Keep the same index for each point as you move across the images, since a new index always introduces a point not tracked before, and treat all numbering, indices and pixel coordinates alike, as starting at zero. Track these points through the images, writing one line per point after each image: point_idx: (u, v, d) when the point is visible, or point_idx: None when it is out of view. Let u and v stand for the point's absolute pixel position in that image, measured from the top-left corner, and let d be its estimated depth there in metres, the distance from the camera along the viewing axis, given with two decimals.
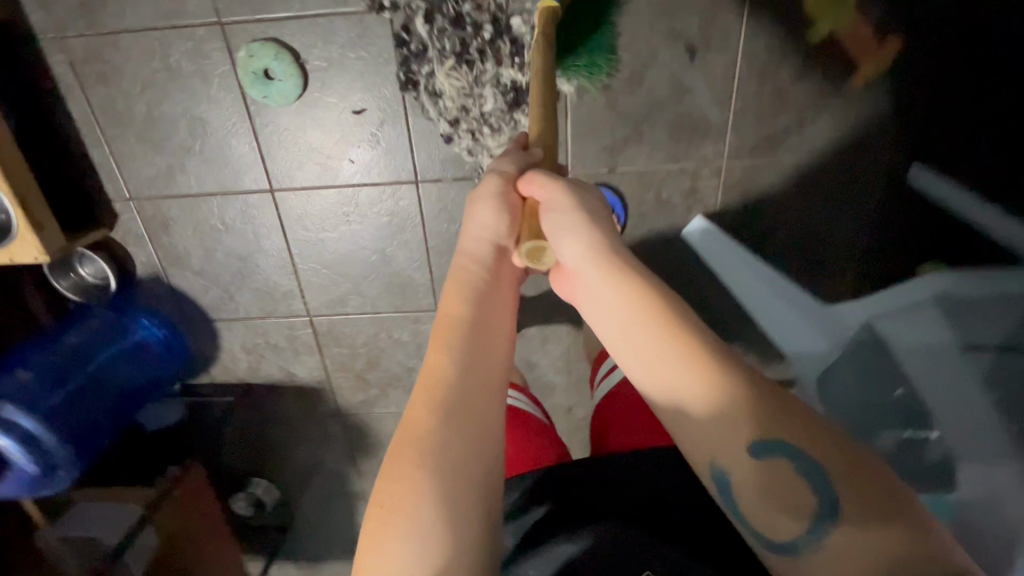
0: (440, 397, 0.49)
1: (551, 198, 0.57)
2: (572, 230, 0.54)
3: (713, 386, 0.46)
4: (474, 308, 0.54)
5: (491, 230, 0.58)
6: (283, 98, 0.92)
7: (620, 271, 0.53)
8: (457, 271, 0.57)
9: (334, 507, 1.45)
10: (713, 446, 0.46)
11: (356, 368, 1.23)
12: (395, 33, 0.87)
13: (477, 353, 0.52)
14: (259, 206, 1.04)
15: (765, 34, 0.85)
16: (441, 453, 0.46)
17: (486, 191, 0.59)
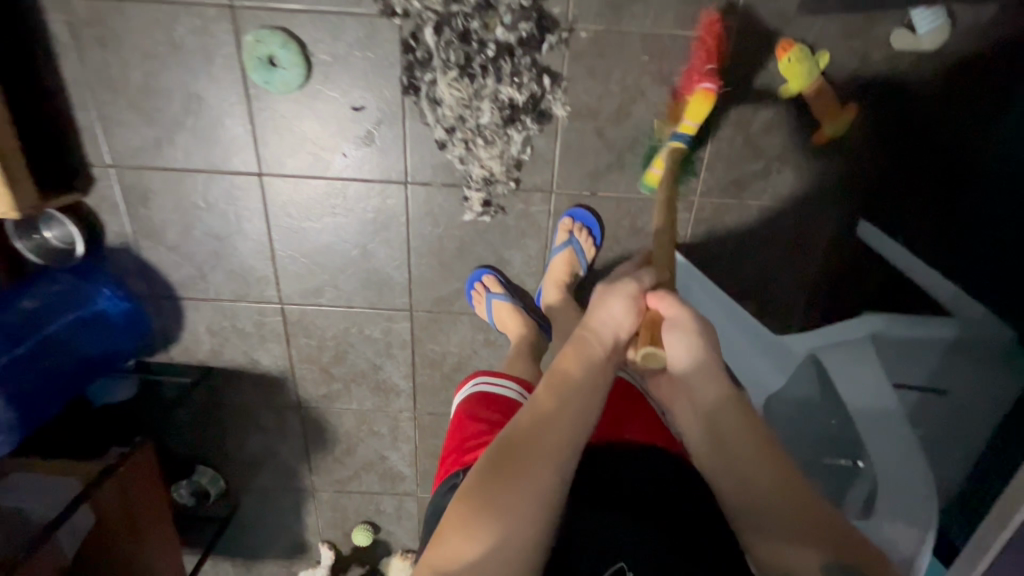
0: (540, 434, 0.63)
1: (670, 315, 0.74)
2: (687, 345, 0.71)
3: (750, 427, 0.65)
4: (591, 373, 0.69)
5: (619, 320, 0.74)
6: (285, 86, 0.94)
7: (715, 379, 0.69)
8: (583, 339, 0.73)
9: (281, 503, 1.42)
10: (750, 512, 0.61)
11: (322, 361, 1.22)
12: (403, 39, 0.91)
13: (585, 403, 0.67)
14: (244, 188, 1.05)
15: (742, 86, 0.94)
16: (542, 470, 0.60)
17: (621, 289, 0.76)
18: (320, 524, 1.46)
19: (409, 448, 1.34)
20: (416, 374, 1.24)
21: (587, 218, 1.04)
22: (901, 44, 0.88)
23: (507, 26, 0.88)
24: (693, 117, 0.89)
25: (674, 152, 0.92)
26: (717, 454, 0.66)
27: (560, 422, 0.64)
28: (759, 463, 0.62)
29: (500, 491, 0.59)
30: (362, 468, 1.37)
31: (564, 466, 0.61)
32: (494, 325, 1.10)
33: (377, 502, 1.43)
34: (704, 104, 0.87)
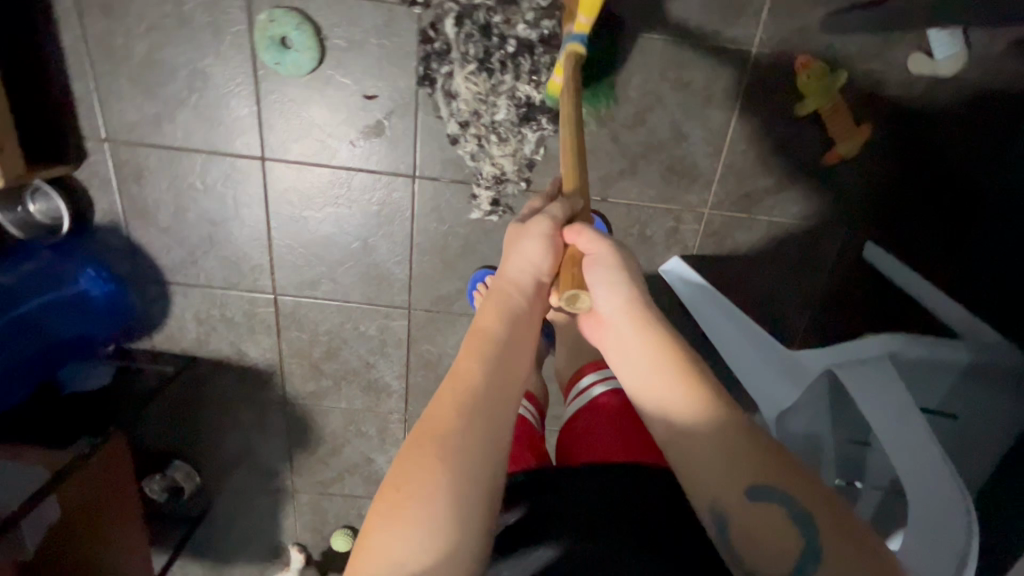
0: (465, 400, 0.52)
1: (593, 253, 0.60)
2: (611, 283, 0.58)
3: (688, 374, 0.53)
4: (509, 326, 0.57)
5: (535, 266, 0.60)
6: (297, 69, 0.91)
7: (651, 318, 0.57)
8: (497, 291, 0.60)
9: (259, 503, 1.37)
10: (715, 489, 0.49)
11: (312, 357, 1.18)
12: (422, 29, 0.89)
13: (505, 361, 0.55)
14: (245, 172, 1.01)
15: (759, 100, 0.93)
16: (466, 450, 0.50)
17: (535, 228, 0.61)
18: (298, 526, 1.41)
19: (397, 452, 1.30)
20: (410, 375, 1.20)
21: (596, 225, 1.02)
22: (916, 67, 0.89)
23: (530, 23, 0.87)
24: (585, 12, 0.76)
25: (572, 55, 0.77)
26: (656, 411, 0.54)
27: (480, 386, 0.53)
28: (706, 421, 0.51)
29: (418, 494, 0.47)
30: (347, 470, 1.32)
31: (498, 433, 0.52)
32: None
33: (360, 506, 1.38)
34: None
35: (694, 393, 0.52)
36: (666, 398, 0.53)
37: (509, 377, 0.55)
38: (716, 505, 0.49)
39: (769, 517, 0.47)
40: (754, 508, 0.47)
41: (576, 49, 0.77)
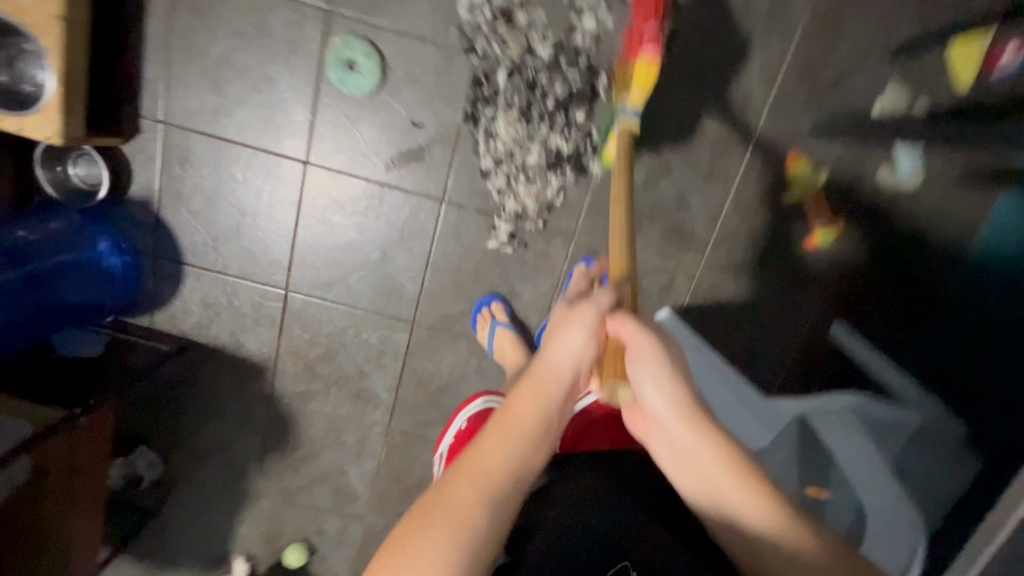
0: (480, 488, 0.51)
1: (640, 349, 0.59)
2: (657, 380, 0.59)
3: (740, 475, 0.56)
4: (539, 421, 0.55)
5: (577, 356, 0.59)
6: (358, 89, 1.01)
7: (698, 415, 0.58)
8: (533, 376, 0.58)
9: (217, 503, 1.33)
10: None
11: (308, 357, 1.21)
12: (476, 76, 1.01)
13: (525, 458, 0.54)
14: (286, 172, 1.08)
15: (753, 184, 1.07)
16: (465, 545, 0.48)
17: (581, 317, 0.59)
18: (251, 535, 1.36)
19: (371, 467, 1.30)
20: (401, 389, 1.23)
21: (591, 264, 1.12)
22: (884, 177, 1.06)
23: (571, 88, 1.01)
24: (639, 87, 0.90)
25: (626, 130, 0.91)
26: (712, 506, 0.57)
27: (496, 479, 0.52)
28: (763, 519, 0.54)
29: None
30: (317, 479, 1.31)
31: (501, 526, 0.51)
32: (492, 351, 1.12)
33: (321, 521, 1.35)
34: (647, 73, 0.90)
35: (754, 493, 0.55)
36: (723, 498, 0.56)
37: (524, 475, 0.54)
38: None
39: None
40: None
41: (633, 119, 0.91)
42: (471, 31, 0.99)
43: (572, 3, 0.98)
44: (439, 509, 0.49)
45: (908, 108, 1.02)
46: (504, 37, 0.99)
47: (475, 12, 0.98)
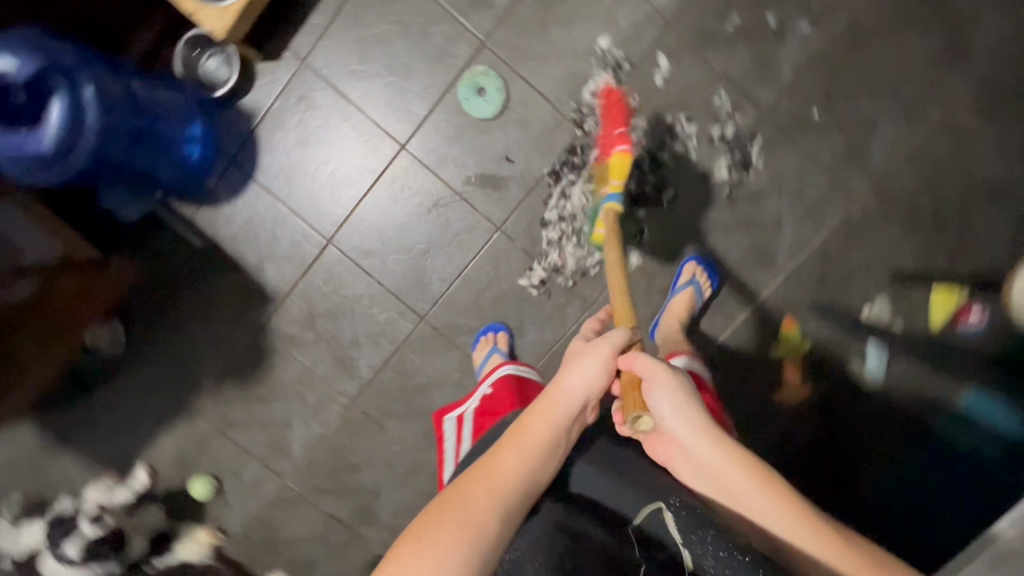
0: (493, 484, 0.61)
1: (653, 379, 0.71)
2: (671, 400, 0.70)
3: (760, 478, 0.66)
4: (549, 436, 0.67)
5: (588, 385, 0.71)
6: (475, 111, 1.18)
7: (714, 434, 0.69)
8: (549, 400, 0.69)
9: (153, 406, 1.30)
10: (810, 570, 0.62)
11: (315, 308, 1.26)
12: (574, 144, 1.18)
13: (535, 464, 0.64)
14: (382, 146, 1.20)
15: (754, 329, 1.20)
16: (480, 527, 0.58)
17: (596, 352, 0.72)
18: (166, 451, 1.31)
19: (316, 433, 1.31)
20: (382, 371, 1.28)
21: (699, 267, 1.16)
22: (855, 367, 1.19)
23: (643, 189, 1.16)
24: (615, 175, 0.99)
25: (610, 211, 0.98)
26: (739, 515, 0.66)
27: (509, 478, 0.62)
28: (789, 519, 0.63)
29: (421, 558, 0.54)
30: (261, 423, 1.31)
31: (511, 519, 0.60)
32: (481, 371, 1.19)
33: (242, 466, 1.32)
34: (621, 162, 0.99)
35: (776, 496, 0.64)
36: (747, 501, 0.65)
37: (535, 477, 0.64)
38: None
39: None
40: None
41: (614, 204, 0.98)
42: (586, 111, 1.17)
43: (672, 127, 1.15)
44: (459, 500, 0.59)
45: (890, 321, 1.18)
46: None
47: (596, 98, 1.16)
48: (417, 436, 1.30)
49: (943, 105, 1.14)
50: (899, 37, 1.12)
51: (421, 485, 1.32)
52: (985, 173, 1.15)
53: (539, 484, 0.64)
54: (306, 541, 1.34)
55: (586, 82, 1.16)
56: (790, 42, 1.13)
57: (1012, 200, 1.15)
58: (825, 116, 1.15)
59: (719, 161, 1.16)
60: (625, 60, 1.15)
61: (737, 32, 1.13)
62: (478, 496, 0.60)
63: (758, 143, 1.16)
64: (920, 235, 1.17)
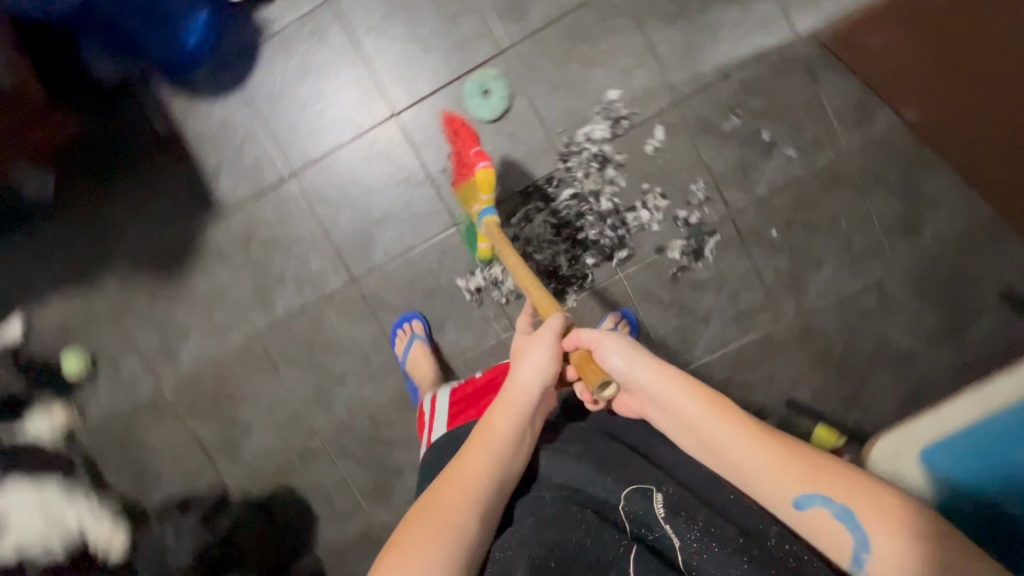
0: (468, 485, 0.63)
1: (604, 344, 0.70)
2: (624, 354, 0.69)
3: (717, 411, 0.65)
4: (516, 428, 0.67)
5: (541, 371, 0.70)
6: (473, 109, 1.20)
7: (671, 375, 0.68)
8: (507, 394, 0.69)
9: (56, 266, 1.27)
10: (777, 494, 0.61)
11: (255, 232, 1.25)
12: (552, 174, 1.21)
13: (507, 457, 0.66)
14: (376, 107, 1.21)
15: None
16: (463, 527, 0.60)
17: (541, 340, 0.71)
18: (54, 314, 1.28)
19: (210, 352, 1.29)
20: (296, 317, 1.27)
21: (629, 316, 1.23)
22: None
23: (600, 240, 1.21)
24: (484, 192, 1.03)
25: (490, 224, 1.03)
26: (708, 453, 0.66)
27: (483, 474, 0.64)
28: (750, 449, 0.62)
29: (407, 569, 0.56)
30: (159, 322, 1.28)
31: (490, 512, 0.63)
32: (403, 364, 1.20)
33: (123, 357, 1.29)
34: (488, 179, 1.02)
35: (735, 426, 0.64)
36: (712, 436, 0.65)
37: (508, 470, 0.66)
38: (785, 506, 0.61)
39: (826, 521, 0.58)
40: (809, 512, 0.59)
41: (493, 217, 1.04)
42: (574, 148, 1.20)
43: (646, 194, 1.20)
44: (437, 506, 0.61)
45: None
46: (590, 171, 1.20)
47: (587, 141, 1.20)
48: (306, 390, 1.30)
49: (883, 268, 1.22)
50: (867, 194, 1.20)
51: (293, 439, 1.31)
52: (897, 342, 1.23)
53: (511, 474, 0.66)
54: (159, 450, 1.31)
55: (583, 123, 1.20)
56: (775, 160, 1.20)
57: (913, 373, 1.23)
58: (781, 237, 1.22)
59: (675, 242, 1.21)
60: (626, 118, 1.20)
61: (733, 132, 1.19)
62: (456, 497, 0.62)
63: (715, 239, 1.22)
64: (822, 373, 1.25)
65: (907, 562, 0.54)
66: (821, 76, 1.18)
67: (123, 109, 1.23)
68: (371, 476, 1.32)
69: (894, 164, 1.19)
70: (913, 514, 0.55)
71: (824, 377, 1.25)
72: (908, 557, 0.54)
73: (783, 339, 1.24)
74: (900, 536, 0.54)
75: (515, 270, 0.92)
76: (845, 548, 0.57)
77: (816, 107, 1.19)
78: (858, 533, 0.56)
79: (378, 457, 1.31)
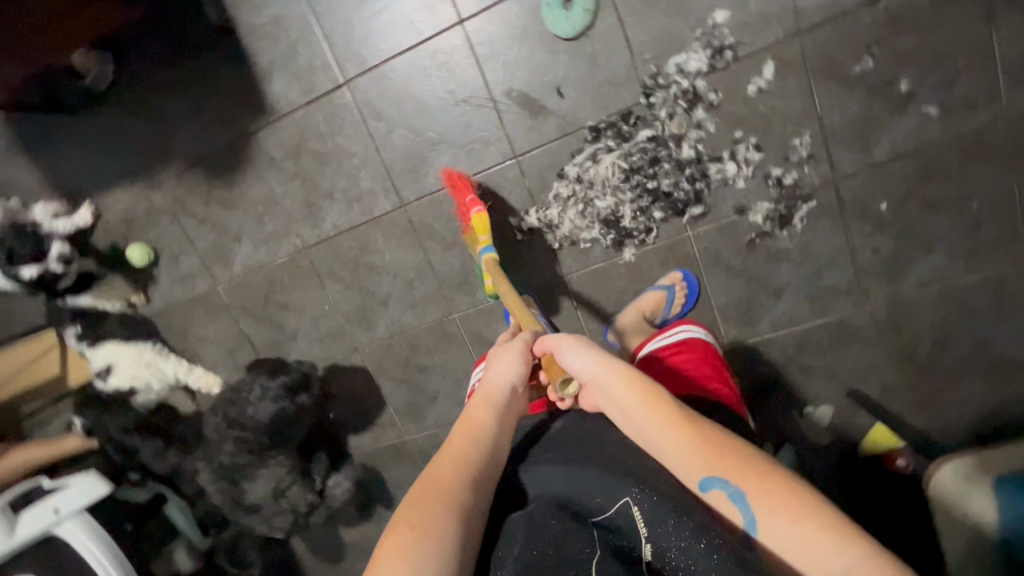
0: (457, 468, 0.64)
1: (561, 346, 0.72)
2: (575, 349, 0.71)
3: (647, 401, 0.64)
4: (495, 419, 0.71)
5: (511, 373, 0.74)
6: (550, 23, 1.03)
7: (613, 366, 0.68)
8: (480, 393, 0.73)
9: (120, 157, 1.28)
10: (684, 476, 0.61)
11: (306, 141, 1.19)
12: (629, 111, 1.05)
13: (491, 444, 0.69)
14: (441, 11, 1.07)
15: None
16: (456, 503, 0.61)
17: (511, 348, 0.76)
18: (118, 206, 1.32)
19: (261, 260, 1.30)
20: (343, 235, 1.25)
21: (688, 279, 1.12)
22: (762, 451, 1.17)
23: (673, 193, 1.07)
24: (482, 235, 1.08)
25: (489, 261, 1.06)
26: (642, 442, 0.65)
27: (471, 457, 0.66)
28: (667, 433, 0.62)
29: (414, 547, 0.56)
30: (214, 224, 1.30)
31: (481, 491, 0.64)
32: None
33: (183, 253, 1.33)
34: (480, 222, 1.06)
35: (659, 413, 0.63)
36: (642, 427, 0.64)
37: (494, 456, 0.68)
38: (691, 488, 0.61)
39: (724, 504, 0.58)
40: (709, 493, 0.59)
41: (493, 255, 1.07)
42: (662, 81, 1.03)
43: (736, 145, 1.04)
44: (430, 490, 0.62)
45: (824, 429, 1.16)
46: (675, 112, 1.04)
47: (679, 73, 1.02)
48: (350, 308, 1.31)
49: (1010, 263, 1.02)
50: (1018, 172, 0.98)
51: (335, 352, 1.35)
52: (1001, 349, 1.07)
53: (498, 461, 0.68)
54: (213, 344, 1.39)
55: (678, 50, 1.01)
56: (908, 118, 0.98)
57: (1009, 385, 1.08)
58: (890, 213, 1.03)
59: (760, 204, 1.06)
60: (731, 48, 1.00)
61: (862, 78, 0.98)
62: (451, 479, 0.63)
63: (809, 206, 1.05)
64: (900, 369, 1.11)
65: (787, 541, 0.53)
66: (999, 11, 0.92)
67: None
68: (406, 397, 1.36)
69: None
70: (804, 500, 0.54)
71: (899, 374, 1.12)
72: (790, 537, 0.53)
73: (861, 327, 1.11)
74: (782, 514, 0.54)
75: (502, 298, 0.97)
76: (736, 525, 0.57)
77: (981, 55, 0.94)
78: (747, 511, 0.56)
79: (414, 380, 1.34)
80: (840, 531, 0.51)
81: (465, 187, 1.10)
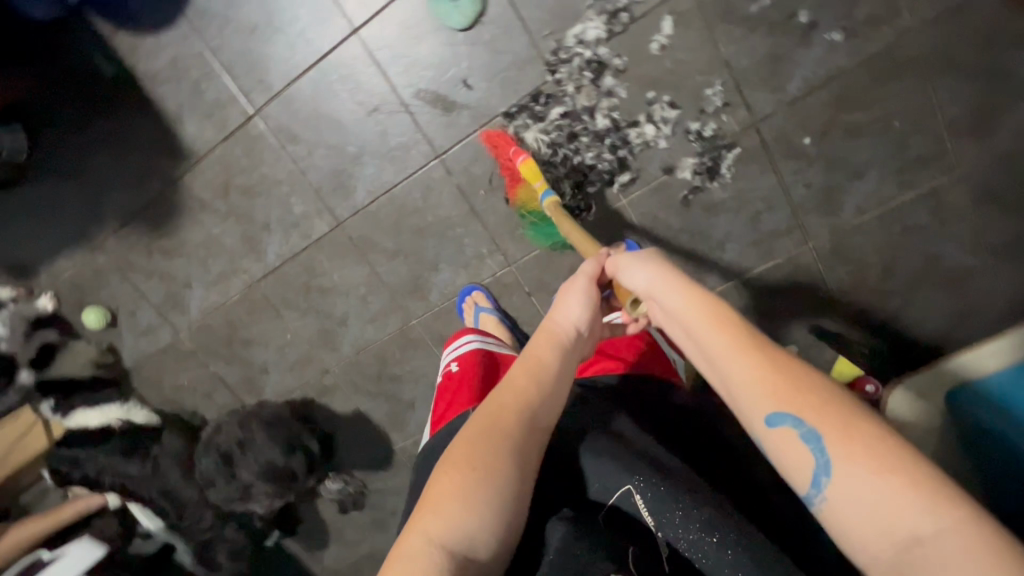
0: (513, 410, 0.59)
1: (634, 270, 0.64)
2: (645, 270, 0.63)
3: (722, 325, 0.54)
4: (559, 362, 0.64)
5: (579, 309, 0.68)
6: (441, 16, 1.02)
7: (686, 286, 0.59)
8: (546, 330, 0.67)
9: (56, 227, 1.28)
10: (749, 410, 0.50)
11: (231, 177, 1.19)
12: (539, 90, 1.04)
13: (550, 393, 0.62)
14: (332, 24, 1.06)
15: None
16: (507, 449, 0.57)
17: (575, 282, 0.69)
18: (65, 273, 1.32)
19: (215, 301, 1.31)
20: (288, 263, 1.25)
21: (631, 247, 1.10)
22: None
23: (597, 164, 1.06)
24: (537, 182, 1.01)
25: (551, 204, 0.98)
26: (710, 373, 0.55)
27: (529, 402, 0.60)
28: (742, 356, 0.51)
29: (463, 488, 0.54)
30: (162, 274, 1.30)
31: (536, 442, 0.59)
32: None
33: (138, 308, 1.34)
34: (530, 169, 1.00)
35: (731, 337, 0.53)
36: (709, 352, 0.54)
37: (552, 402, 0.62)
38: (757, 423, 0.50)
39: (793, 444, 0.47)
40: (777, 432, 0.48)
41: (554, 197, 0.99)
42: (563, 56, 1.01)
43: (651, 106, 1.02)
44: (483, 430, 0.58)
45: None
46: (583, 84, 1.02)
47: (579, 44, 1.01)
48: (311, 333, 1.31)
49: (943, 175, 1.01)
50: (933, 83, 0.96)
51: (307, 378, 1.36)
52: (950, 260, 1.06)
53: (558, 406, 0.63)
54: (188, 390, 1.41)
55: (573, 22, 1.00)
56: (815, 48, 0.97)
57: (963, 295, 1.07)
58: (815, 146, 1.02)
59: (686, 160, 1.05)
60: (626, 10, 0.98)
61: (760, 16, 0.96)
62: (508, 419, 0.59)
63: (734, 153, 1.04)
64: (855, 298, 1.11)
65: (870, 496, 0.42)
66: None
67: (70, 51, 1.15)
68: (384, 409, 1.37)
69: (971, 41, 0.94)
70: (896, 454, 0.43)
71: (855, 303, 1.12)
72: (875, 495, 0.42)
73: (810, 263, 1.10)
74: (866, 466, 0.43)
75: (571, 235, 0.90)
76: (803, 472, 0.46)
77: None
78: (821, 456, 0.45)
79: (389, 392, 1.35)
80: (943, 502, 0.40)
81: (506, 142, 1.05)
